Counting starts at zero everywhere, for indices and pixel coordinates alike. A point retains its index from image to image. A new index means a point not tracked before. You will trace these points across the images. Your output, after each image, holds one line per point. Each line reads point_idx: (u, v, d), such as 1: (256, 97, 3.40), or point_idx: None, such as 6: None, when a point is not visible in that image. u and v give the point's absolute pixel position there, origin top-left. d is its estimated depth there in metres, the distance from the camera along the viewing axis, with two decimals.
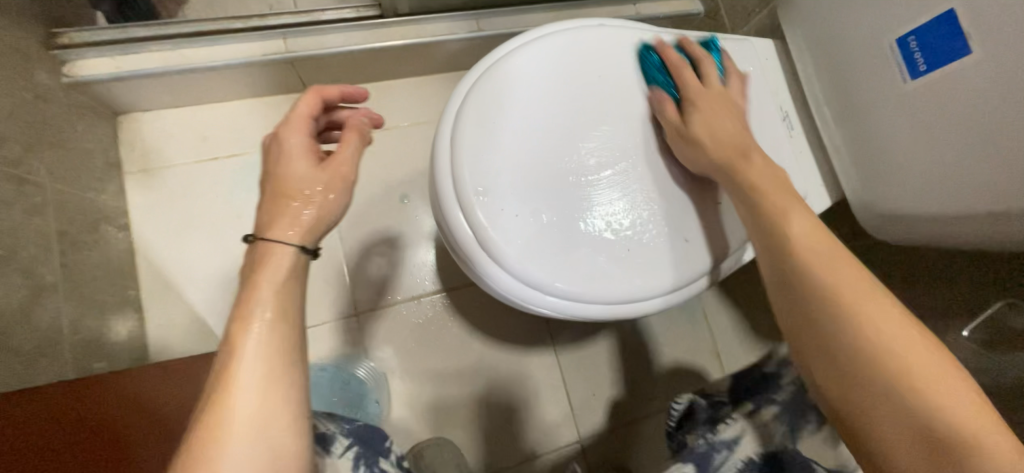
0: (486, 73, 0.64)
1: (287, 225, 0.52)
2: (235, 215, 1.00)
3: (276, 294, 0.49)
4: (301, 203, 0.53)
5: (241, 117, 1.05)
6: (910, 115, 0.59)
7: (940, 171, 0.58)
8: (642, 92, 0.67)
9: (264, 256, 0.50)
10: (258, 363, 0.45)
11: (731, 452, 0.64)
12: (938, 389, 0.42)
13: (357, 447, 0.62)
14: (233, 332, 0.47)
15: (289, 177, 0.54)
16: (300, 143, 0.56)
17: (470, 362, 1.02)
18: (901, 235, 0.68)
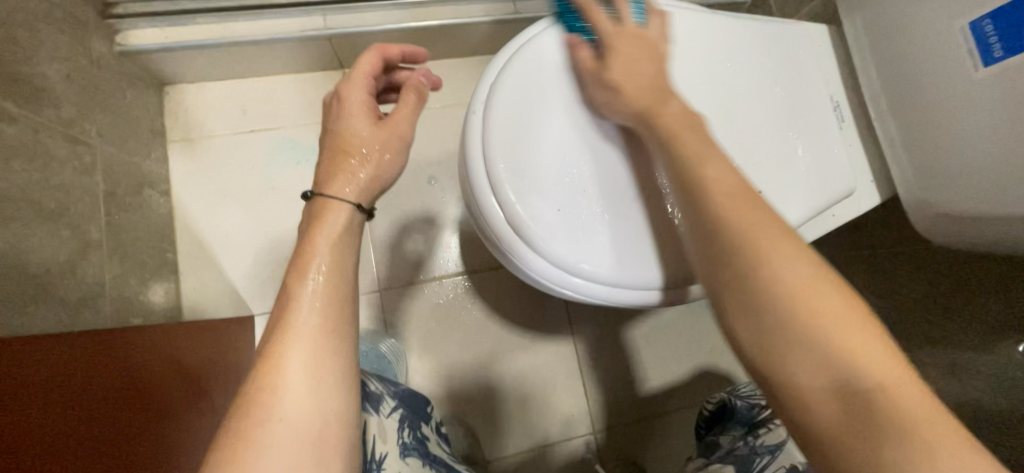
0: (518, 51, 0.62)
1: (345, 181, 0.56)
2: (270, 187, 1.03)
3: (331, 250, 0.53)
4: (358, 160, 0.57)
5: (279, 92, 1.07)
6: (976, 108, 0.53)
7: (1009, 172, 0.51)
8: (687, 71, 0.63)
9: (321, 213, 0.55)
10: (313, 315, 0.50)
11: (776, 457, 0.57)
12: (879, 376, 0.36)
13: (402, 410, 0.63)
14: (290, 284, 0.52)
15: (347, 134, 0.58)
16: (361, 101, 0.60)
17: (488, 346, 1.02)
18: (961, 238, 0.62)
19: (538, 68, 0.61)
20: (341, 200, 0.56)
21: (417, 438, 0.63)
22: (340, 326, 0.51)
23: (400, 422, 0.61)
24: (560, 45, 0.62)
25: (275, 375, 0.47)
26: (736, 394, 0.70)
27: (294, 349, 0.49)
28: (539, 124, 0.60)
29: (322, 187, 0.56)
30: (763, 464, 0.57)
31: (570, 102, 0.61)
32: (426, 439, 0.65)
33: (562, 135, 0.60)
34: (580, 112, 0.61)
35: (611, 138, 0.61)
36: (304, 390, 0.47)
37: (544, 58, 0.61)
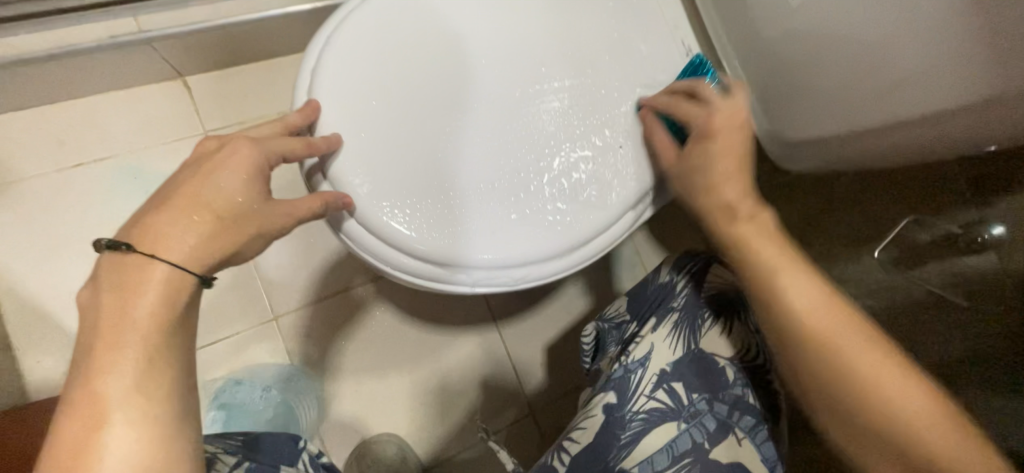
0: (326, 47, 0.56)
1: (188, 243, 0.41)
2: (116, 226, 0.88)
3: (201, 236, 0.42)
4: (209, 213, 0.43)
5: (104, 115, 0.90)
6: (802, 35, 0.55)
7: (831, 94, 0.56)
8: (508, 38, 0.61)
9: (131, 281, 0.39)
10: (152, 304, 0.39)
11: (647, 369, 0.58)
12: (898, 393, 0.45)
13: (247, 463, 0.47)
14: (110, 301, 0.39)
15: (209, 184, 0.44)
16: (248, 158, 0.47)
17: (408, 350, 0.96)
18: (806, 160, 0.67)
19: (356, 60, 0.56)
20: (183, 277, 0.41)
21: None
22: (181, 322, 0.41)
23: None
24: (367, 34, 0.57)
25: (95, 414, 0.35)
26: (605, 319, 0.69)
27: (116, 377, 0.36)
28: (371, 121, 0.56)
29: (145, 242, 0.40)
30: (636, 380, 0.57)
31: (397, 89, 0.57)
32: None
33: (408, 127, 0.56)
34: (411, 96, 0.57)
35: (452, 119, 0.58)
36: (136, 428, 0.36)
37: (363, 49, 0.56)
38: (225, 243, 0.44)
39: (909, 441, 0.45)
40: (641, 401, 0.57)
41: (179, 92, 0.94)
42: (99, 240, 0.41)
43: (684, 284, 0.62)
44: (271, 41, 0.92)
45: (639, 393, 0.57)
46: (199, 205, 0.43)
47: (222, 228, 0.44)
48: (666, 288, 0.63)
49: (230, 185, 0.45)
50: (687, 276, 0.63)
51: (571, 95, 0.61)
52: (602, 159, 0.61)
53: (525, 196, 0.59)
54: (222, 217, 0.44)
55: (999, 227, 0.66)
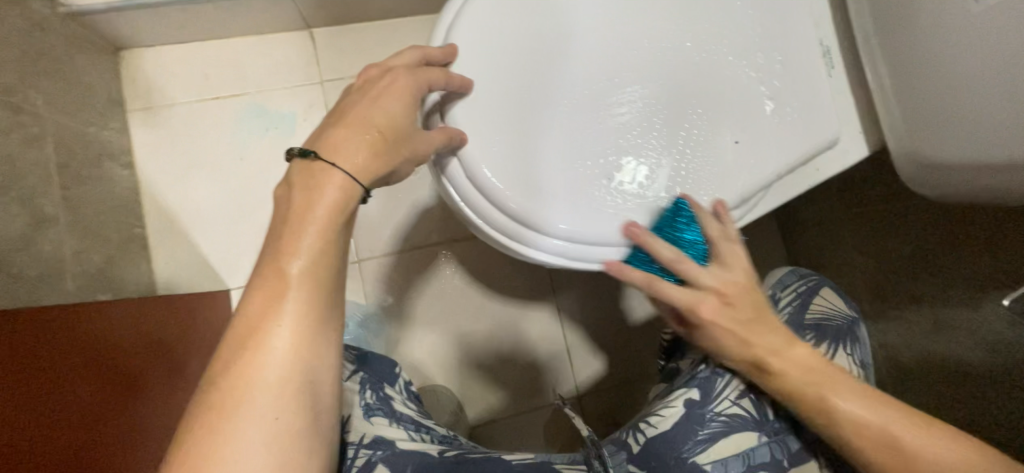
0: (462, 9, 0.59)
1: (353, 157, 0.46)
2: (238, 156, 0.98)
3: (362, 150, 0.47)
4: (375, 132, 0.48)
5: (240, 55, 1.00)
6: (976, 42, 0.49)
7: (999, 113, 0.49)
8: (636, 22, 0.60)
9: (310, 181, 0.45)
10: (329, 206, 0.45)
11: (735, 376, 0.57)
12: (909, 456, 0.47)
13: (362, 373, 0.62)
14: (298, 199, 0.45)
15: (372, 106, 0.49)
16: (403, 88, 0.51)
17: (470, 313, 1.00)
18: (946, 188, 0.59)
19: (486, 26, 0.58)
20: (352, 185, 0.46)
21: (380, 397, 0.61)
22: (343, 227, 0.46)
23: (360, 385, 0.61)
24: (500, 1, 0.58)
25: (279, 289, 0.42)
26: None
27: (296, 261, 0.43)
28: (489, 86, 0.58)
29: (327, 152, 0.46)
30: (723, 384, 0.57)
31: (518, 58, 0.58)
32: (392, 399, 0.62)
33: (522, 97, 0.58)
34: (530, 68, 0.58)
35: (566, 95, 0.59)
36: (304, 303, 0.42)
37: (496, 9, 0.58)
38: (383, 160, 0.48)
39: None
40: (723, 404, 0.57)
41: (303, 41, 1.02)
42: (291, 149, 0.47)
43: (787, 302, 0.63)
44: (390, 3, 0.98)
45: (724, 397, 0.57)
46: (362, 126, 0.48)
47: (385, 147, 0.48)
48: (767, 302, 0.63)
49: (387, 109, 0.49)
50: (791, 294, 0.63)
51: (690, 81, 0.59)
52: (708, 152, 0.59)
53: (625, 182, 0.59)
54: (378, 132, 0.48)
55: None
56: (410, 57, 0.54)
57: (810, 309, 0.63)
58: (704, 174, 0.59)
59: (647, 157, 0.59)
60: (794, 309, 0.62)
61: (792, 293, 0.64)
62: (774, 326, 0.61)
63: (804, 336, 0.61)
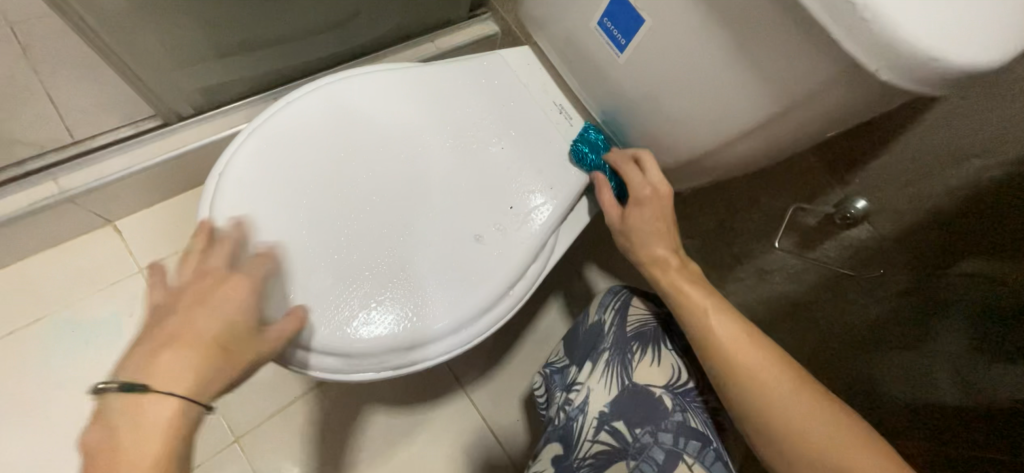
0: (217, 190, 0.56)
1: (182, 373, 0.41)
2: (59, 385, 0.86)
3: (193, 362, 0.42)
4: (213, 349, 0.43)
5: (35, 277, 0.91)
6: (633, 79, 0.59)
7: (673, 123, 0.59)
8: (387, 117, 0.63)
9: (130, 411, 0.40)
10: (158, 439, 0.39)
11: (587, 414, 0.60)
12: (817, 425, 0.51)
13: None
14: (126, 443, 0.38)
15: (202, 319, 0.44)
16: (236, 290, 0.47)
17: (379, 439, 0.94)
18: (689, 180, 0.69)
19: (246, 193, 0.56)
20: (188, 407, 0.41)
21: None
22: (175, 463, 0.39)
23: None
24: (250, 165, 0.57)
25: None
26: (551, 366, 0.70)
27: None
28: (280, 238, 0.55)
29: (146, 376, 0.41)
30: (579, 427, 0.60)
31: (297, 197, 0.57)
32: None
33: (320, 225, 0.56)
34: (312, 199, 0.57)
35: (360, 202, 0.58)
36: None
37: (257, 162, 0.57)
38: (221, 378, 0.44)
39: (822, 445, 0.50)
40: (585, 446, 0.59)
41: (109, 237, 0.96)
42: (98, 385, 0.40)
43: (609, 322, 0.64)
44: (194, 172, 0.97)
45: (583, 439, 0.59)
46: (193, 339, 0.43)
47: (220, 354, 0.44)
48: (594, 329, 0.65)
49: (223, 318, 0.45)
50: (610, 312, 0.65)
51: (459, 169, 0.62)
52: (497, 225, 0.60)
53: (457, 254, 0.58)
54: (217, 340, 0.44)
55: (861, 200, 0.67)
56: (218, 251, 0.50)
57: (630, 320, 0.64)
58: (520, 206, 0.62)
59: (465, 222, 0.60)
60: (617, 326, 0.64)
61: (613, 311, 0.65)
62: (604, 352, 0.62)
63: (632, 349, 0.62)
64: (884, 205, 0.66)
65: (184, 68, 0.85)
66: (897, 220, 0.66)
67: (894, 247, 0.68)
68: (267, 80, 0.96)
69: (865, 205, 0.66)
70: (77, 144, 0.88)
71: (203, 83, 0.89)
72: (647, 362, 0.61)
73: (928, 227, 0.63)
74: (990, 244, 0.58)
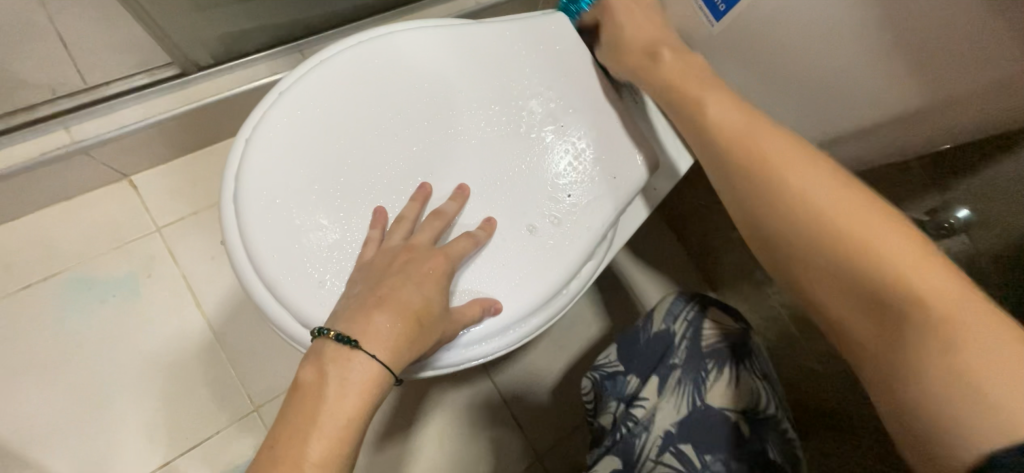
0: (247, 146, 0.49)
1: (391, 331, 0.39)
2: (75, 343, 0.83)
3: (392, 326, 0.40)
4: (411, 319, 0.40)
5: (49, 230, 0.87)
6: (730, 56, 0.52)
7: (772, 109, 0.53)
8: (442, 81, 0.55)
9: (345, 370, 0.37)
10: (303, 415, 0.36)
11: (652, 432, 0.59)
12: (950, 305, 0.31)
13: None
14: (287, 415, 0.36)
15: (407, 286, 0.42)
16: (439, 265, 0.45)
17: (399, 417, 0.91)
18: None
19: (281, 149, 0.49)
20: (387, 371, 0.38)
21: None
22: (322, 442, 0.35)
23: None
24: (286, 120, 0.50)
25: None
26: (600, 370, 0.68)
27: None
28: (313, 206, 0.48)
29: (358, 328, 0.39)
30: (641, 445, 0.59)
31: (336, 163, 0.50)
32: None
33: (358, 197, 0.49)
34: (353, 167, 0.50)
35: (405, 177, 0.51)
36: None
37: (290, 126, 0.50)
38: (421, 349, 0.41)
39: (941, 323, 0.31)
40: (648, 467, 0.57)
41: (125, 193, 0.91)
42: (326, 328, 0.39)
43: (680, 335, 0.63)
44: (212, 127, 0.91)
45: (645, 459, 0.58)
46: (397, 303, 0.41)
47: (420, 323, 0.41)
48: (660, 340, 0.64)
49: (424, 291, 0.43)
50: (681, 325, 0.64)
51: (511, 149, 0.55)
52: (551, 217, 0.53)
53: (513, 240, 0.52)
54: (398, 312, 0.40)
55: (965, 209, 0.59)
56: (399, 227, 0.48)
57: (703, 337, 0.62)
58: (583, 193, 0.55)
59: (523, 205, 0.53)
60: (688, 341, 0.62)
61: (683, 323, 0.64)
62: (676, 369, 0.61)
63: (704, 366, 0.60)
64: (987, 219, 0.57)
65: (203, 12, 0.78)
66: (1006, 239, 0.55)
67: (993, 269, 0.57)
68: (292, 30, 0.88)
69: (968, 214, 0.58)
70: (88, 92, 0.81)
71: (225, 30, 0.82)
72: (720, 381, 0.59)
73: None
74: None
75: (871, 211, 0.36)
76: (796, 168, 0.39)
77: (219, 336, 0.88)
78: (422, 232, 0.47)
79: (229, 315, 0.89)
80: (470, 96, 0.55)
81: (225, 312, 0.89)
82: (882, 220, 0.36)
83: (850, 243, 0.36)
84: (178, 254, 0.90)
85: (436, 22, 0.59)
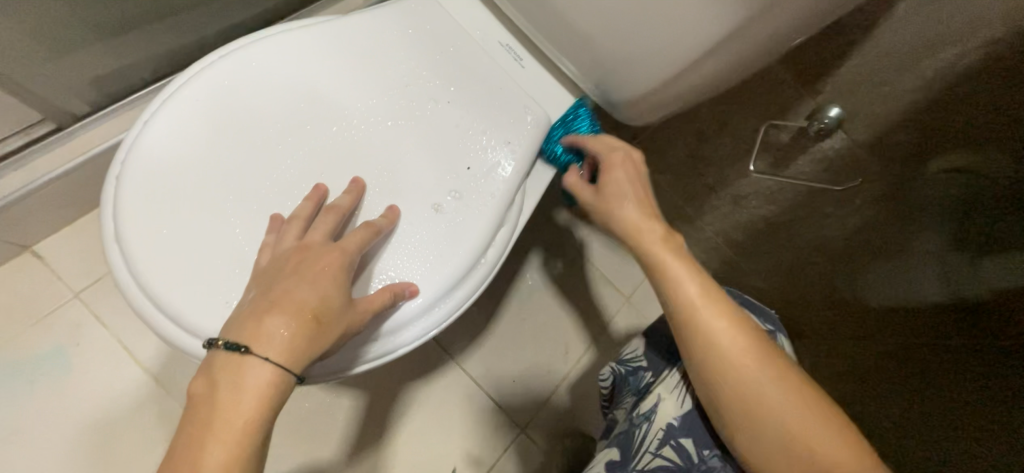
0: (119, 181, 0.47)
1: (284, 333, 0.39)
2: (10, 433, 0.78)
3: (288, 325, 0.40)
4: (306, 318, 0.41)
5: None
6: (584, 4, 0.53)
7: (630, 48, 0.53)
8: (316, 80, 0.54)
9: (239, 376, 0.38)
10: (197, 424, 0.36)
11: (652, 423, 0.53)
12: (779, 409, 0.44)
13: None
14: (184, 425, 0.37)
15: (300, 286, 0.42)
16: (336, 260, 0.45)
17: (374, 422, 0.91)
18: (657, 114, 0.63)
19: (157, 177, 0.47)
20: (283, 371, 0.39)
21: None
22: (219, 445, 0.36)
23: None
24: (157, 147, 0.48)
25: None
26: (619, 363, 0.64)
27: None
28: (204, 228, 0.47)
29: (250, 334, 0.39)
30: (641, 435, 0.53)
31: (220, 181, 0.49)
32: None
33: (251, 211, 0.49)
34: (240, 181, 0.49)
35: (297, 182, 0.51)
36: None
37: (165, 151, 0.48)
38: (321, 346, 0.41)
39: (768, 418, 0.44)
40: (645, 458, 0.51)
41: (32, 265, 0.86)
42: (218, 339, 0.39)
43: None
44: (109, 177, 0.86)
45: (644, 450, 0.52)
46: (290, 305, 0.41)
47: (318, 320, 0.41)
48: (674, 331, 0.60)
49: (320, 288, 0.43)
50: None
51: (402, 133, 0.55)
52: (454, 191, 0.54)
53: (421, 220, 0.53)
54: (293, 314, 0.40)
55: (835, 108, 0.64)
56: (292, 227, 0.47)
57: None
58: (482, 162, 0.56)
59: (424, 184, 0.54)
60: None
61: None
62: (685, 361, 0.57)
63: None
64: (856, 111, 0.65)
65: (61, 57, 0.73)
66: (872, 125, 0.64)
67: (868, 156, 0.67)
68: (172, 60, 0.84)
69: (839, 112, 0.64)
70: None
71: (95, 73, 0.77)
72: None
73: (904, 130, 0.62)
74: (960, 138, 0.56)
75: (744, 333, 0.46)
76: (685, 280, 0.47)
77: (168, 388, 0.85)
78: (319, 226, 0.48)
79: (175, 365, 0.86)
80: (349, 90, 0.55)
81: (170, 363, 0.86)
82: (751, 344, 0.45)
83: (731, 368, 0.45)
84: (105, 316, 0.86)
85: (302, 23, 0.58)
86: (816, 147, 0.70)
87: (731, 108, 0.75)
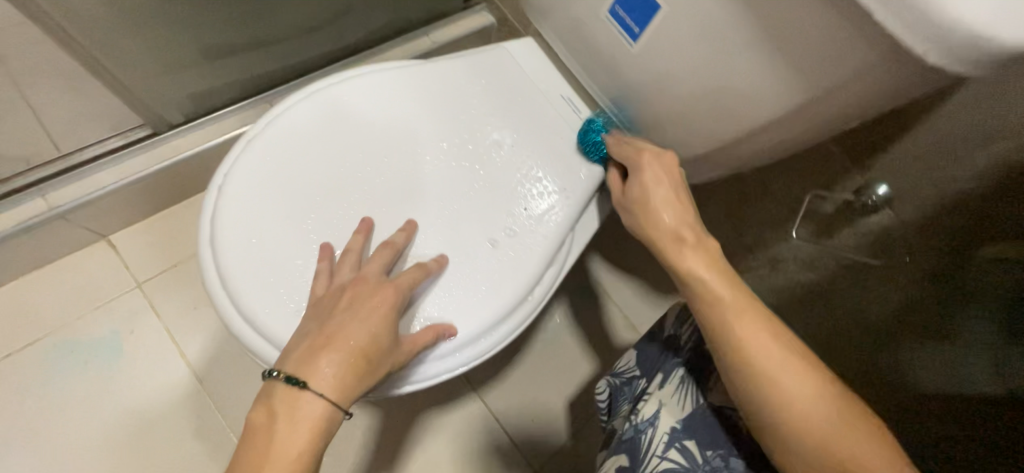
0: (219, 194, 0.53)
1: (334, 371, 0.43)
2: (60, 409, 0.83)
3: (338, 362, 0.44)
4: (358, 358, 0.44)
5: (29, 297, 0.88)
6: (650, 68, 0.57)
7: (690, 110, 0.56)
8: (397, 117, 0.60)
9: (296, 409, 0.42)
10: (254, 453, 0.40)
11: (656, 429, 0.54)
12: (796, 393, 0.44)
13: None
14: (242, 453, 0.41)
15: (351, 323, 0.45)
16: (387, 297, 0.48)
17: (392, 443, 0.92)
18: (705, 175, 0.66)
19: (251, 192, 0.53)
20: (333, 406, 0.43)
21: None
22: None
23: None
24: (255, 165, 0.54)
25: None
26: (614, 374, 0.64)
27: None
28: (286, 241, 0.52)
29: (304, 370, 0.43)
30: (646, 441, 0.54)
31: (305, 200, 0.54)
32: None
33: (327, 229, 0.53)
34: (322, 201, 0.54)
35: (371, 206, 0.56)
36: None
37: (261, 169, 0.54)
38: (369, 383, 0.45)
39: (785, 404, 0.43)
40: (653, 463, 0.52)
41: (105, 252, 0.93)
42: (276, 371, 0.43)
43: (689, 334, 0.59)
44: (186, 180, 0.94)
45: (650, 454, 0.53)
46: (341, 344, 0.44)
47: (365, 358, 0.45)
48: (670, 342, 0.60)
49: (370, 328, 0.46)
50: (691, 326, 0.59)
51: (468, 171, 0.59)
52: (510, 229, 0.58)
53: (477, 254, 0.56)
54: (343, 352, 0.44)
55: (883, 185, 0.66)
56: (346, 259, 0.51)
57: None
58: (538, 205, 0.59)
59: (484, 220, 0.58)
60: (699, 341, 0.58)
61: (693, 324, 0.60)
62: (681, 366, 0.57)
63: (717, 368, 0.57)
64: (902, 191, 0.65)
65: (169, 73, 0.82)
66: (919, 205, 0.64)
67: (916, 234, 0.66)
68: (259, 82, 0.93)
69: (887, 191, 0.65)
70: (63, 159, 0.84)
71: (194, 89, 0.87)
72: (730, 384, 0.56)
73: (950, 213, 0.62)
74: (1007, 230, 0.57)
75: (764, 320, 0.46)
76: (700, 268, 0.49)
77: (206, 384, 0.89)
78: (370, 265, 0.51)
79: (215, 363, 0.90)
80: (425, 128, 0.60)
81: (210, 360, 0.90)
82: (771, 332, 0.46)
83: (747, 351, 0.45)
84: (160, 307, 0.92)
85: (389, 65, 0.64)
86: (859, 221, 0.71)
87: (774, 176, 0.76)
